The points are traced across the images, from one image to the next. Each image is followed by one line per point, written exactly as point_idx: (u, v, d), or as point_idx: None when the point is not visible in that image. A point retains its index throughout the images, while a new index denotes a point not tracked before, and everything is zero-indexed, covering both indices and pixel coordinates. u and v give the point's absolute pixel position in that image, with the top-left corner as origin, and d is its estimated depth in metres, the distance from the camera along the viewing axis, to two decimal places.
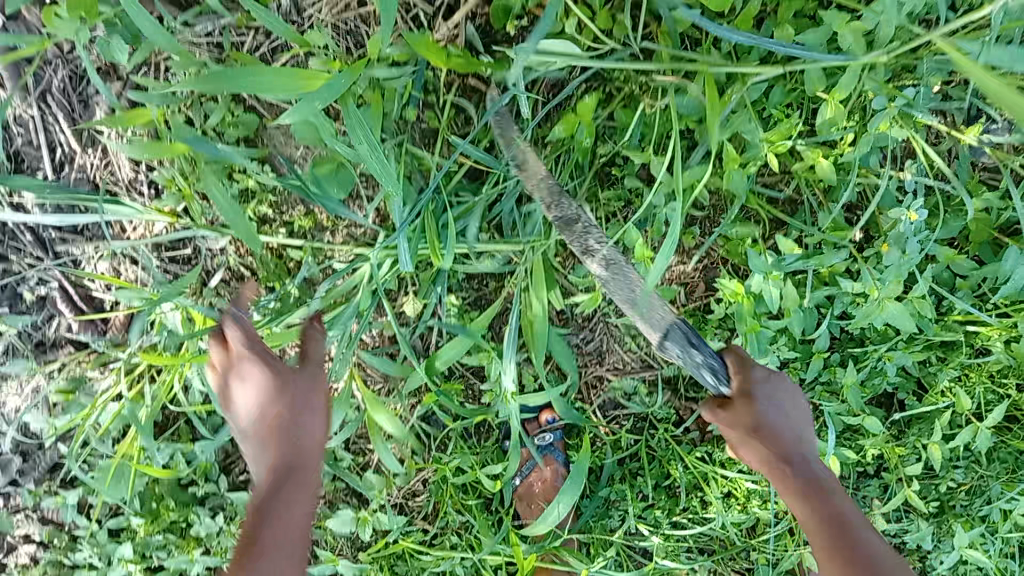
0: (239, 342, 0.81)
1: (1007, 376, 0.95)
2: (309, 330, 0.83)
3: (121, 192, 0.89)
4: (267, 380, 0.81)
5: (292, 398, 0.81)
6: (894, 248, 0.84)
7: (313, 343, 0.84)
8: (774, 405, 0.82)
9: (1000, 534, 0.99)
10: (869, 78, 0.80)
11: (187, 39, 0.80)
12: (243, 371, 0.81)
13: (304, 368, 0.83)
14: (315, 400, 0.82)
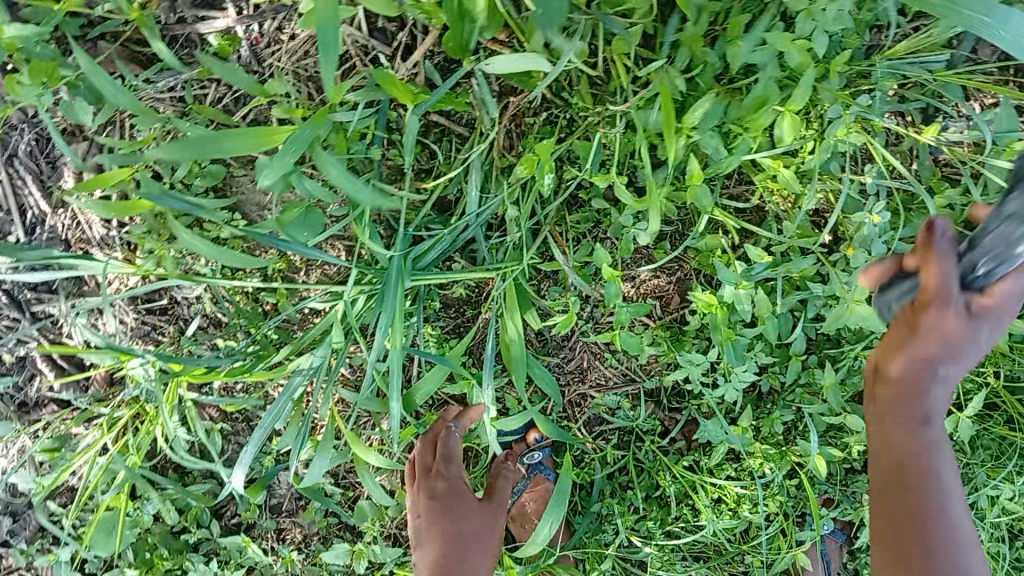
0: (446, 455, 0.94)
1: (985, 364, 0.97)
2: (501, 472, 0.99)
3: (94, 250, 0.89)
4: (446, 502, 0.94)
5: (467, 533, 0.95)
6: (860, 251, 0.86)
7: (501, 482, 0.99)
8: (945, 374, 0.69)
9: (990, 520, 0.99)
10: (824, 87, 0.82)
11: (150, 96, 0.81)
12: (437, 488, 0.94)
13: (487, 504, 0.98)
14: (489, 535, 0.96)
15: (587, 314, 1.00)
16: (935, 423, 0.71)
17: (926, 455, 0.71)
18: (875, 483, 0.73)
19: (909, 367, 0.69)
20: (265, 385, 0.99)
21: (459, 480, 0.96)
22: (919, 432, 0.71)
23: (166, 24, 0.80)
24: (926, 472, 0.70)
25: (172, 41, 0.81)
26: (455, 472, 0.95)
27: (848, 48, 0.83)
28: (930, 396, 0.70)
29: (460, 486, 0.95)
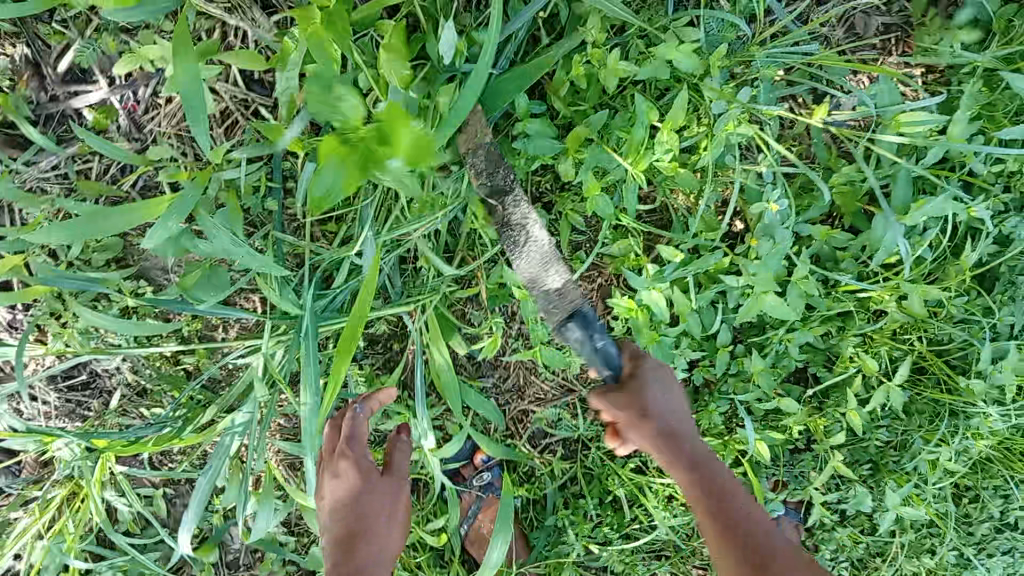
0: (347, 441, 0.89)
1: (909, 332, 0.97)
2: (397, 444, 0.91)
3: (4, 335, 0.88)
4: (351, 483, 0.87)
5: (371, 509, 0.86)
6: (765, 240, 0.86)
7: (398, 454, 0.92)
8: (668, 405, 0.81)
9: (932, 483, 1.01)
10: (705, 83, 0.81)
11: (33, 177, 0.79)
12: (340, 468, 0.87)
13: (389, 476, 0.89)
14: (393, 508, 0.87)
15: (514, 330, 0.99)
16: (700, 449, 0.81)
17: (735, 501, 0.77)
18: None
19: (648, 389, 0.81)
20: (199, 445, 0.98)
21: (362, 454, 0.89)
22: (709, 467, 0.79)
23: (38, 102, 0.79)
24: (741, 501, 0.77)
25: (46, 119, 0.80)
26: (356, 448, 0.89)
27: (725, 41, 0.83)
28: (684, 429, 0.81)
29: (363, 460, 0.88)
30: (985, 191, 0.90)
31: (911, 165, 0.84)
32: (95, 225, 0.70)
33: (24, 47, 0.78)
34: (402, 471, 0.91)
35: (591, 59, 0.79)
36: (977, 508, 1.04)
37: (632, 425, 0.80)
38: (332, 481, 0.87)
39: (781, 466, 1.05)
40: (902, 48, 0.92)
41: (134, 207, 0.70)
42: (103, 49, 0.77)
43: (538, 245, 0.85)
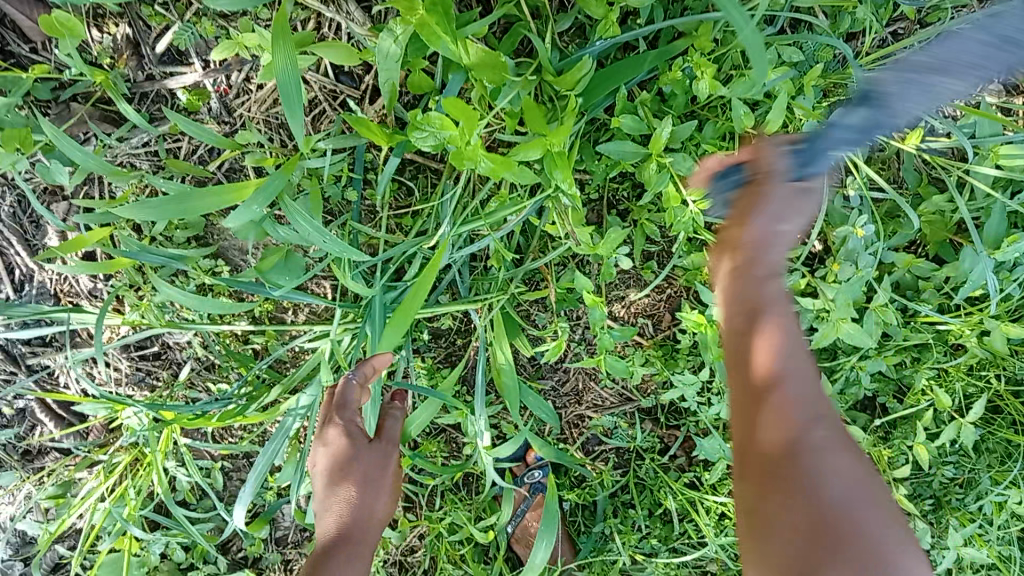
0: (338, 407, 0.87)
1: (986, 368, 0.94)
2: (388, 410, 0.93)
3: (84, 302, 0.90)
4: (344, 452, 0.87)
5: (363, 475, 0.88)
6: (845, 265, 0.84)
7: (388, 422, 0.93)
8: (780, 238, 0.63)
9: (996, 525, 0.99)
10: (798, 103, 0.79)
11: (124, 153, 0.82)
12: (330, 438, 0.87)
13: (378, 443, 0.90)
14: (379, 474, 0.89)
15: (579, 335, 0.99)
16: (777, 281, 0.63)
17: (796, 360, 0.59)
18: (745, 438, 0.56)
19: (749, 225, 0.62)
20: (260, 423, 0.99)
21: (351, 424, 0.88)
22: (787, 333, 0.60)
23: (134, 81, 0.81)
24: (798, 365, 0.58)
25: (141, 97, 0.81)
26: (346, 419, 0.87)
27: (821, 60, 0.81)
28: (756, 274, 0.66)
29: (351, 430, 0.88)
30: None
31: (1005, 199, 0.81)
32: (183, 206, 0.71)
33: (124, 26, 0.79)
34: (391, 437, 0.92)
35: (687, 70, 0.78)
36: None
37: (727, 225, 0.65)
38: (324, 451, 0.88)
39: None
40: (1007, 76, 0.89)
41: (223, 189, 0.72)
42: (201, 32, 0.78)
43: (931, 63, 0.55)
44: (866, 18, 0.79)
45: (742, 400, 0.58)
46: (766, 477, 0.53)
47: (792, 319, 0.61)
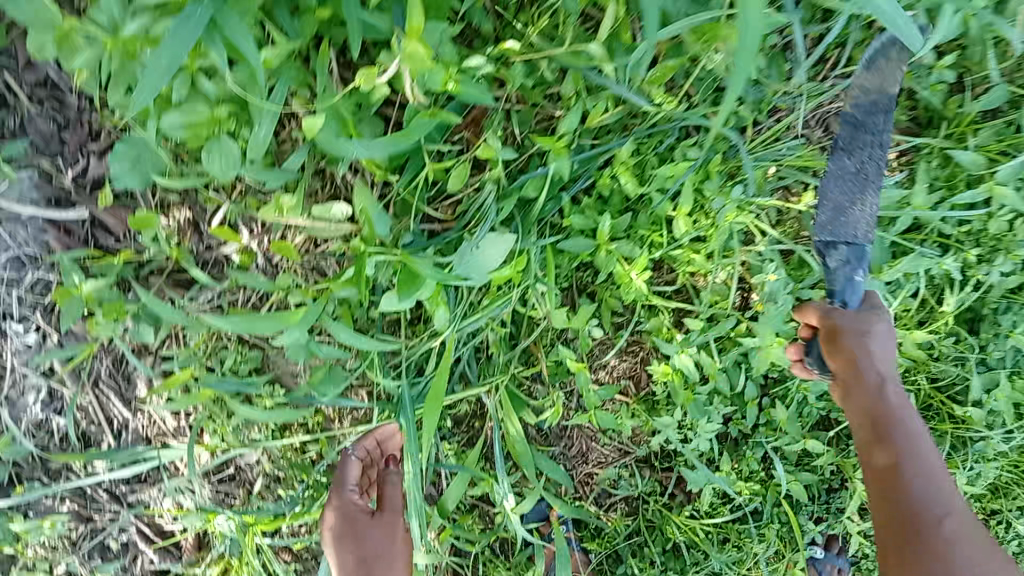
0: (339, 483, 1.08)
1: (910, 373, 1.15)
2: (388, 479, 1.11)
3: (172, 439, 1.11)
4: (348, 523, 1.07)
5: (374, 542, 1.07)
6: (768, 306, 1.05)
7: (389, 488, 1.11)
8: (884, 350, 0.93)
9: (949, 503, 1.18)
10: (705, 187, 1.01)
11: (194, 309, 1.04)
12: (333, 517, 1.07)
13: (380, 515, 1.10)
14: (392, 542, 1.09)
15: (573, 402, 1.17)
16: (890, 388, 0.94)
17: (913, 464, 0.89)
18: (876, 493, 0.91)
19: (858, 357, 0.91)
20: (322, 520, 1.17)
21: (353, 501, 1.08)
22: (912, 446, 0.91)
23: (198, 251, 1.04)
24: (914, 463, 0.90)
25: (204, 263, 1.05)
26: (351, 494, 1.08)
27: (719, 151, 1.03)
28: (870, 378, 0.92)
29: (354, 508, 1.08)
30: (953, 249, 1.09)
31: (885, 233, 1.05)
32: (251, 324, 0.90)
33: (185, 210, 1.02)
34: (392, 507, 1.10)
35: (617, 175, 1.00)
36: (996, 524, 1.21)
37: (850, 374, 0.93)
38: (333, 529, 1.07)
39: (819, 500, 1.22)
40: (874, 139, 1.09)
41: (279, 314, 0.92)
42: (241, 206, 1.01)
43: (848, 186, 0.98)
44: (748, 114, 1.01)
45: (867, 466, 0.92)
46: (899, 530, 0.86)
47: (906, 432, 0.92)
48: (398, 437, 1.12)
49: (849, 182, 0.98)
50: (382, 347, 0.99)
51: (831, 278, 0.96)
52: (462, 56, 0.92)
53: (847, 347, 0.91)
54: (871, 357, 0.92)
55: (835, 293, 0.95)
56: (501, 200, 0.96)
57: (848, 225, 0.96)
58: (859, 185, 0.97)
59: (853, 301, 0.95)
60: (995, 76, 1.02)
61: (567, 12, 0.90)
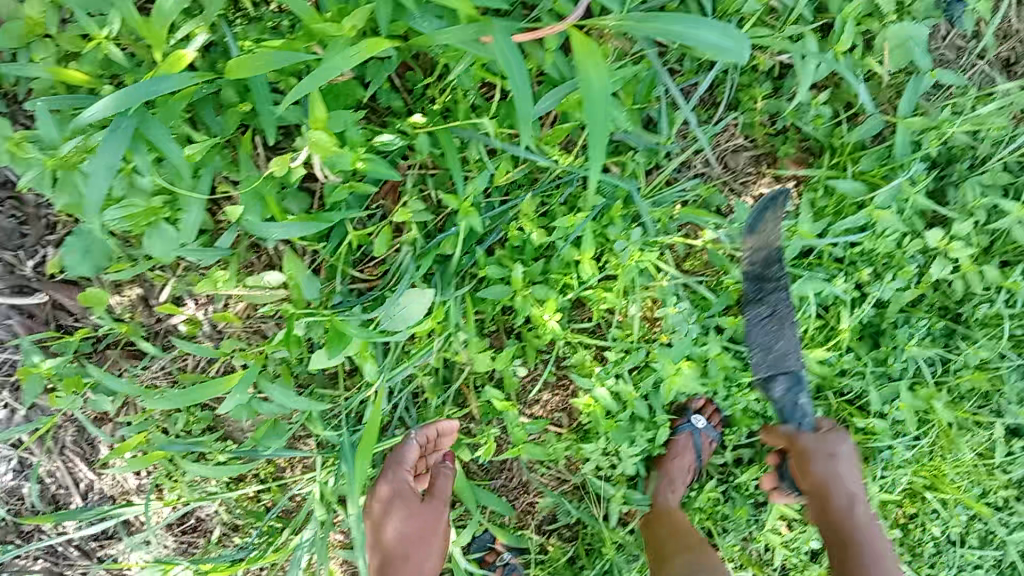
0: (393, 463, 1.14)
1: (824, 388, 1.17)
2: (439, 472, 1.14)
3: (136, 496, 1.19)
4: (392, 504, 1.13)
5: (412, 527, 1.11)
6: (674, 336, 1.13)
7: (440, 481, 1.14)
8: (849, 467, 1.08)
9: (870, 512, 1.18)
10: (610, 232, 1.10)
11: (148, 377, 1.14)
12: (381, 494, 1.14)
13: (430, 502, 1.13)
14: (433, 528, 1.13)
15: (507, 437, 1.24)
16: (860, 504, 1.08)
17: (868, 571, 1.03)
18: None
19: (824, 470, 1.07)
20: (277, 566, 1.23)
21: (404, 484, 1.14)
22: (870, 542, 1.05)
23: (148, 324, 1.14)
24: (870, 552, 1.04)
25: (154, 334, 1.15)
26: (401, 478, 1.13)
27: (619, 199, 1.12)
28: (839, 499, 1.07)
29: (402, 491, 1.13)
30: (847, 271, 1.13)
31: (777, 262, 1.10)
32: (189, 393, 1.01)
33: (136, 287, 1.12)
34: (440, 495, 1.13)
35: (524, 228, 1.09)
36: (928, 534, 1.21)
37: (822, 485, 1.07)
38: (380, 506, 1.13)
39: (749, 521, 1.23)
40: (772, 171, 1.19)
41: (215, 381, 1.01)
42: (184, 280, 1.10)
43: (773, 323, 1.10)
44: (643, 162, 1.11)
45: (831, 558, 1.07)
46: None
47: (868, 532, 1.06)
48: (452, 435, 1.15)
49: (770, 326, 1.10)
50: (313, 408, 1.08)
51: (780, 405, 1.11)
52: (373, 133, 1.04)
53: (818, 465, 1.07)
54: (838, 470, 1.07)
55: (795, 417, 1.10)
56: (417, 259, 1.06)
57: (777, 360, 1.10)
58: (781, 326, 1.10)
59: (807, 421, 1.10)
60: (868, 108, 1.11)
61: (461, 89, 1.03)
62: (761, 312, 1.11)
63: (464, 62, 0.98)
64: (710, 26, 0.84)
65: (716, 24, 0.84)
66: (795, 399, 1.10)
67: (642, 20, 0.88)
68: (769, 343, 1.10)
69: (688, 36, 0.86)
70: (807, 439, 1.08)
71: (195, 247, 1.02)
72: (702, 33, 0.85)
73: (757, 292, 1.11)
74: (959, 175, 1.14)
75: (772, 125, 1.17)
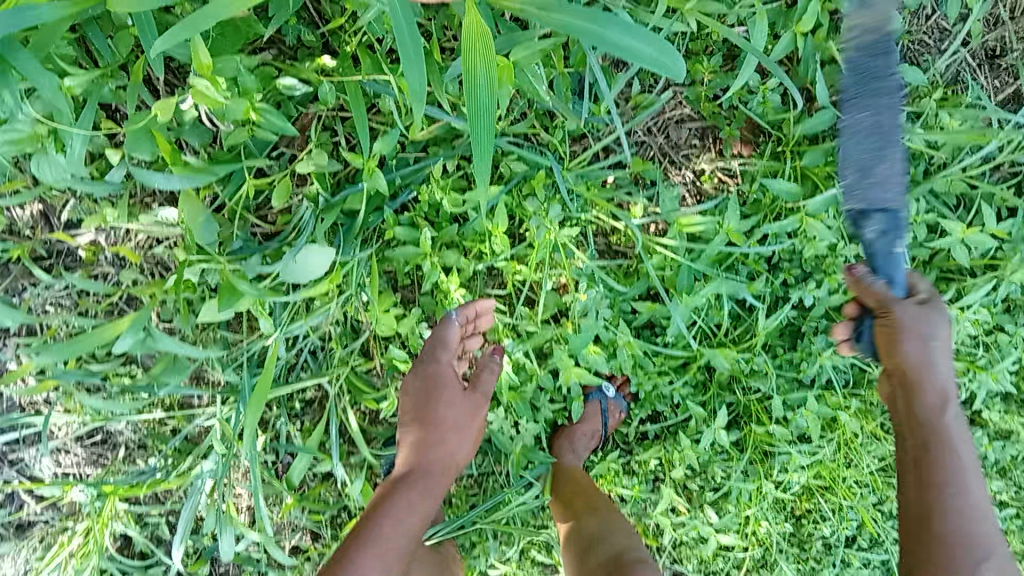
0: (437, 342, 1.05)
1: (734, 384, 1.12)
2: (485, 365, 1.08)
3: (43, 406, 1.23)
4: (431, 388, 1.05)
5: (450, 416, 1.04)
6: (582, 316, 1.07)
7: (486, 374, 1.08)
8: (942, 356, 0.88)
9: (762, 511, 1.14)
10: (528, 201, 1.04)
11: (52, 296, 1.15)
12: (425, 372, 1.06)
13: (471, 394, 1.06)
14: (471, 421, 1.06)
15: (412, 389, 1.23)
16: (951, 409, 0.89)
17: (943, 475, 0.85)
18: (910, 521, 0.85)
19: (908, 347, 0.87)
20: (181, 486, 1.26)
21: (448, 366, 1.06)
22: (954, 447, 0.87)
23: (51, 243, 1.14)
24: (956, 456, 0.86)
25: (60, 253, 1.15)
26: (447, 360, 1.05)
27: (541, 168, 1.05)
28: (931, 392, 0.88)
29: (446, 373, 1.05)
30: (775, 270, 1.05)
31: (687, 260, 1.01)
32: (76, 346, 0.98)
33: (40, 205, 1.13)
34: (486, 388, 1.07)
35: (434, 189, 1.04)
36: (821, 541, 1.15)
37: (913, 368, 0.88)
38: (414, 383, 1.06)
39: (645, 495, 1.18)
40: (716, 147, 1.10)
41: (102, 330, 0.99)
42: (89, 206, 1.10)
43: (860, 128, 0.90)
44: (572, 131, 1.04)
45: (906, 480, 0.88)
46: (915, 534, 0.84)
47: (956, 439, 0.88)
48: (492, 318, 1.09)
49: (872, 137, 0.90)
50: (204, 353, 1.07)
51: (868, 248, 0.87)
52: (279, 75, 0.98)
53: (914, 344, 0.87)
54: (920, 350, 0.87)
55: (876, 267, 0.87)
56: (316, 211, 1.02)
57: (866, 186, 0.88)
58: (873, 137, 0.89)
59: (904, 279, 0.87)
60: (820, 101, 0.99)
61: (372, 37, 0.95)
62: (849, 115, 0.91)
63: (371, 13, 0.89)
64: (622, 26, 0.71)
65: (630, 25, 0.71)
66: (888, 245, 0.85)
67: (542, 12, 0.74)
68: (865, 158, 0.89)
69: (594, 35, 0.72)
70: (904, 311, 0.87)
71: (88, 179, 1.01)
72: (612, 33, 0.72)
73: (869, 91, 0.90)
74: (910, 179, 1.03)
75: (720, 103, 1.06)
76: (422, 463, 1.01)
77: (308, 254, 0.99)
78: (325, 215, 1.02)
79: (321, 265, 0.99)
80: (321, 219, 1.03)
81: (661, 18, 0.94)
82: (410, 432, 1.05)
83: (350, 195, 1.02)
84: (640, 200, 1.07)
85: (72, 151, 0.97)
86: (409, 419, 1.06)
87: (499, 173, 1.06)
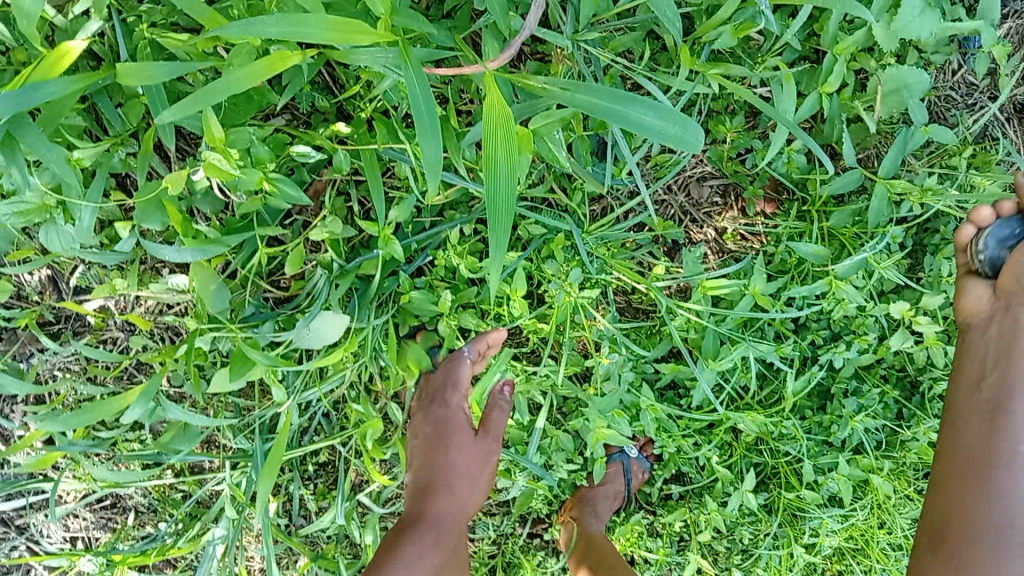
0: (447, 384, 1.05)
1: (760, 445, 1.09)
2: (495, 407, 1.06)
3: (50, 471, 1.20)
4: (440, 434, 1.04)
5: (459, 461, 1.03)
6: (605, 381, 1.04)
7: (495, 417, 1.06)
8: None
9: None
10: (548, 265, 1.01)
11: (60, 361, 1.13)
12: (436, 415, 1.05)
13: (481, 440, 1.05)
14: (480, 467, 1.04)
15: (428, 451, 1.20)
16: None
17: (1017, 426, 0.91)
18: (976, 460, 0.93)
19: None
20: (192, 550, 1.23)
21: (458, 411, 1.05)
22: None
23: (58, 308, 1.12)
24: None
25: (68, 317, 1.12)
26: (456, 403, 1.05)
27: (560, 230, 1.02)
28: None
29: (456, 417, 1.05)
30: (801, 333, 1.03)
31: (714, 325, 0.98)
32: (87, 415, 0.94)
33: (48, 269, 1.10)
34: (496, 432, 1.05)
35: (451, 254, 1.01)
36: None
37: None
38: (424, 428, 1.06)
39: (669, 559, 1.15)
40: (738, 205, 1.08)
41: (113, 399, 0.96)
42: (98, 272, 1.07)
43: None
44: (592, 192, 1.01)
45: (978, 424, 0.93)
46: (975, 477, 0.92)
47: None
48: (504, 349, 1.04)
49: None
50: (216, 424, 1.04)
51: None
52: (292, 142, 0.95)
53: None
54: None
55: None
56: (330, 278, 0.99)
57: None
58: None
59: None
60: (848, 160, 0.95)
61: (388, 103, 0.93)
62: None
63: (386, 82, 0.87)
64: (648, 106, 0.69)
65: (654, 105, 0.69)
66: None
67: (568, 90, 0.72)
68: None
69: (620, 115, 0.71)
70: None
71: (96, 249, 0.98)
72: (638, 112, 0.70)
73: None
74: (941, 238, 1.01)
75: (744, 162, 1.03)
76: (431, 510, 1.00)
77: (321, 321, 0.95)
78: (341, 282, 0.99)
79: (336, 334, 0.95)
80: (335, 286, 1.00)
81: (685, 81, 0.90)
82: (422, 475, 1.04)
83: (365, 262, 0.99)
84: (662, 261, 1.04)
85: (79, 221, 0.94)
86: (421, 464, 1.05)
87: (518, 236, 1.03)
